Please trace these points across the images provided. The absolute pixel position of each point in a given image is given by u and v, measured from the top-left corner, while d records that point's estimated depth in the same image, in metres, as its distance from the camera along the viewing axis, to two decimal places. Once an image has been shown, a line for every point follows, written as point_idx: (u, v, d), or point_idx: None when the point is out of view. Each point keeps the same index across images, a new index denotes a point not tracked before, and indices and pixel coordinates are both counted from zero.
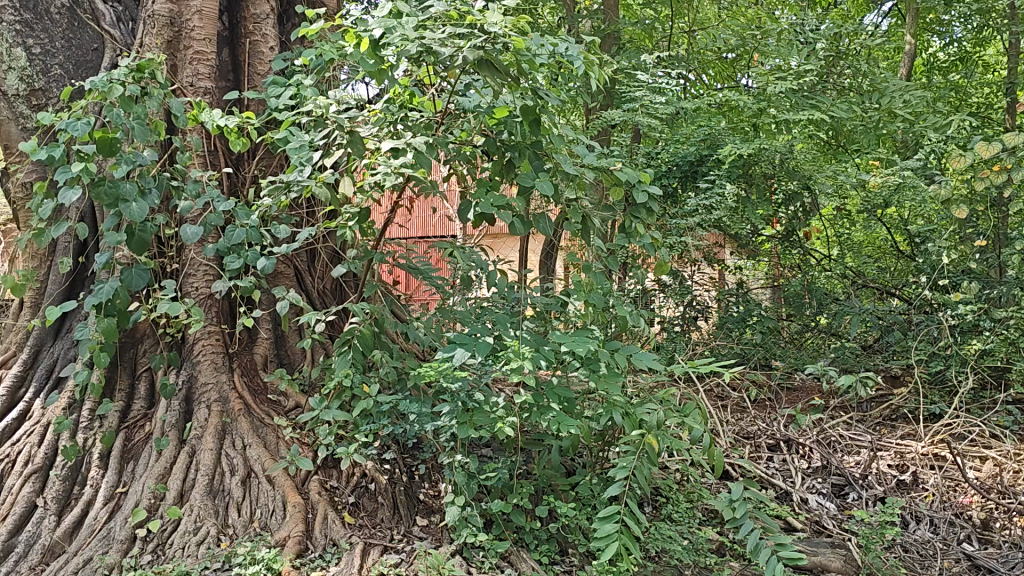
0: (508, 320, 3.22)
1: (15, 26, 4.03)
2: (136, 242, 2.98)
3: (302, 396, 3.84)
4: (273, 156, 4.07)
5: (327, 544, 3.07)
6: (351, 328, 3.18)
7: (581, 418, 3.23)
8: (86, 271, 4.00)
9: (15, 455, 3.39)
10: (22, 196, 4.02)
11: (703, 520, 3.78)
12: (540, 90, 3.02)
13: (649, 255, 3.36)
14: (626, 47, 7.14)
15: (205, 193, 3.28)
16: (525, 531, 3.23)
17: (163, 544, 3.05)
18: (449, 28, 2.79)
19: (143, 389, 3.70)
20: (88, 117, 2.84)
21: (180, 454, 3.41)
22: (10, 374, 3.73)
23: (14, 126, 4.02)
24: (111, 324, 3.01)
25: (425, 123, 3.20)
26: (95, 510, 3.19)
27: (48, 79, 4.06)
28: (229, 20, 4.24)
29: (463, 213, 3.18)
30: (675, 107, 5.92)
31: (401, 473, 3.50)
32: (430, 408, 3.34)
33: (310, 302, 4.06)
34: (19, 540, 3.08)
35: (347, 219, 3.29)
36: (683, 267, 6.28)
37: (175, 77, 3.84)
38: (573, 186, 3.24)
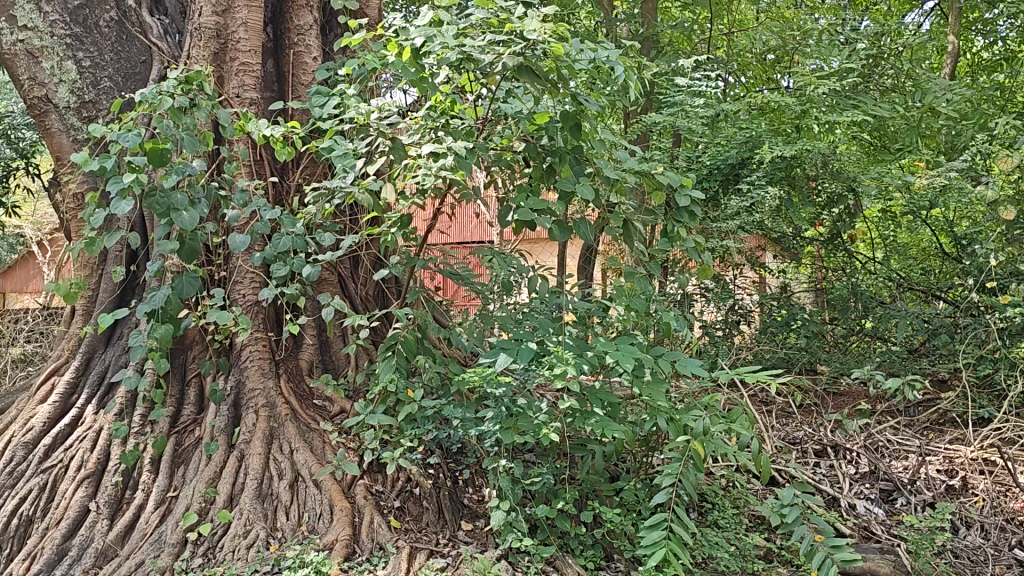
0: (551, 326, 3.23)
1: (65, 40, 4.13)
2: (185, 251, 3.05)
3: (347, 402, 3.88)
4: (317, 164, 4.15)
5: (374, 547, 3.10)
6: (395, 334, 3.23)
7: (626, 422, 3.24)
8: (136, 279, 4.09)
9: (68, 460, 3.48)
10: (73, 206, 4.12)
11: (750, 526, 3.76)
12: (580, 96, 2.98)
13: (692, 259, 3.36)
14: (665, 49, 7.13)
15: (252, 202, 3.33)
16: (570, 536, 3.24)
17: (214, 547, 3.11)
18: (489, 35, 2.83)
19: (192, 395, 3.78)
20: (140, 129, 2.89)
21: (229, 458, 3.47)
22: (63, 381, 3.83)
23: (65, 138, 4.11)
24: (166, 331, 3.08)
25: (466, 130, 3.16)
26: (146, 513, 3.26)
27: (98, 92, 4.16)
28: (273, 32, 4.33)
29: (502, 217, 3.18)
30: (715, 109, 5.89)
31: (445, 478, 3.53)
32: (473, 414, 3.32)
33: (353, 308, 4.11)
34: (72, 544, 3.15)
35: (389, 225, 3.27)
36: (725, 270, 6.25)
37: (222, 88, 3.91)
38: (615, 191, 3.23)
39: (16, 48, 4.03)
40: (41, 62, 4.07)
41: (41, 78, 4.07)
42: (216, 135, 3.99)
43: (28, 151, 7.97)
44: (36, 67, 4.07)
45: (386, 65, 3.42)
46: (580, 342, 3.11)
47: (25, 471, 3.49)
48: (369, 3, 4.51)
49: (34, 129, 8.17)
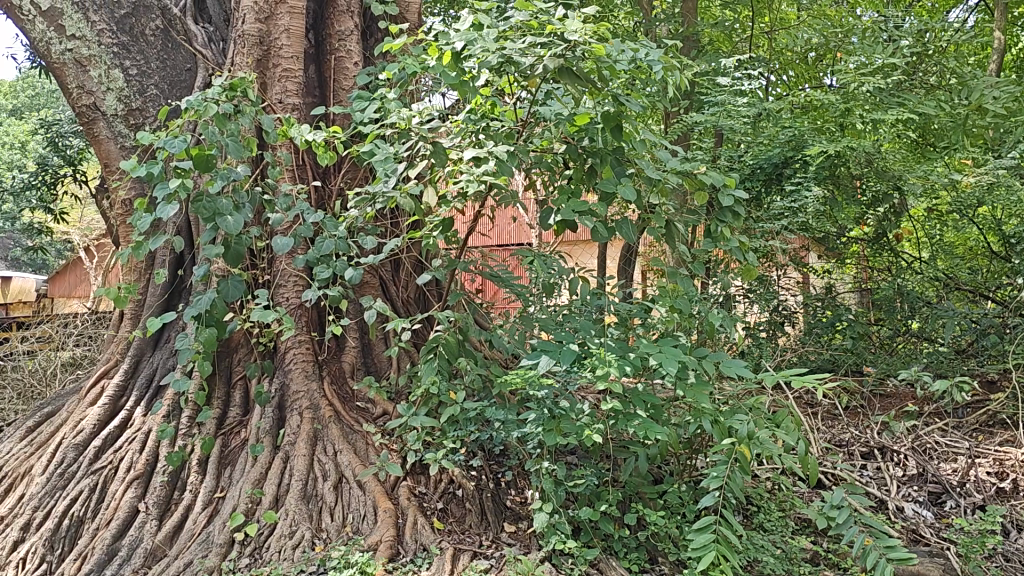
0: (593, 327, 3.23)
1: (113, 48, 4.20)
2: (231, 255, 3.09)
3: (389, 404, 3.90)
4: (358, 168, 4.20)
5: (418, 549, 3.11)
6: (437, 336, 3.24)
7: (669, 424, 3.22)
8: (182, 283, 4.16)
9: (118, 462, 3.55)
10: (122, 212, 4.21)
11: (796, 529, 3.73)
12: (621, 96, 2.98)
13: (735, 260, 3.35)
14: (705, 49, 7.09)
15: (295, 206, 3.38)
16: (614, 539, 3.23)
17: (260, 547, 3.15)
18: (530, 37, 2.83)
19: (238, 397, 3.84)
20: (186, 135, 2.94)
21: (274, 460, 3.51)
22: (113, 383, 3.92)
23: (113, 144, 4.19)
24: (211, 334, 3.11)
25: (507, 132, 3.17)
26: (194, 514, 3.31)
27: (144, 99, 4.24)
28: (315, 38, 4.38)
29: (544, 221, 3.14)
30: (757, 108, 5.84)
31: (487, 479, 3.54)
32: (515, 416, 3.32)
33: (395, 310, 4.14)
34: (122, 544, 3.21)
35: (431, 229, 3.28)
36: (769, 270, 6.19)
37: (265, 94, 3.97)
38: (657, 192, 3.21)
39: (65, 57, 4.11)
40: (89, 70, 4.15)
41: (90, 86, 4.16)
42: (260, 141, 4.05)
43: (76, 158, 8.16)
44: (84, 76, 4.15)
45: (426, 69, 3.44)
46: (622, 343, 3.10)
47: (75, 471, 3.56)
48: (408, 8, 4.55)
49: (82, 137, 8.36)
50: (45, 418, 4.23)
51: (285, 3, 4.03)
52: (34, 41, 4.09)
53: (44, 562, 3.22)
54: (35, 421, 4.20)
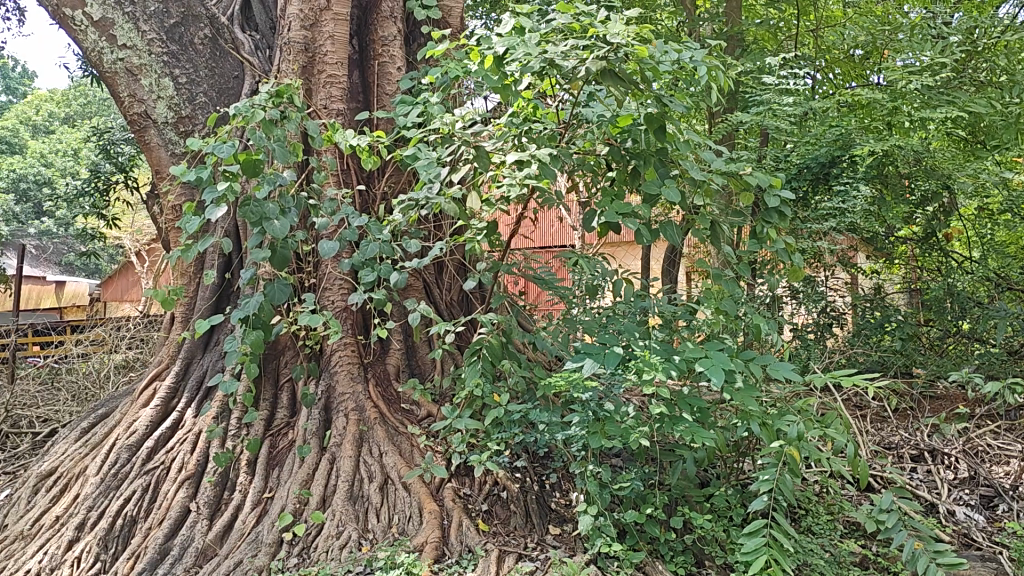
0: (638, 330, 3.22)
1: (163, 57, 4.29)
2: (277, 259, 3.13)
3: (434, 406, 3.92)
4: (402, 173, 4.24)
5: (463, 550, 3.13)
6: (480, 338, 3.23)
7: (716, 427, 3.20)
8: (231, 287, 4.23)
9: (170, 462, 3.63)
10: (172, 217, 4.29)
11: (845, 532, 3.69)
12: (664, 97, 2.97)
13: (782, 261, 3.33)
14: (750, 47, 7.02)
15: (341, 210, 3.41)
16: (660, 542, 3.22)
17: (308, 547, 3.19)
18: (572, 40, 2.84)
19: (285, 399, 3.89)
20: (234, 141, 2.99)
21: (321, 461, 3.55)
22: (165, 385, 4.00)
23: (163, 151, 4.26)
24: (259, 337, 3.15)
25: (549, 135, 3.17)
26: (244, 514, 3.37)
27: (194, 107, 4.31)
28: (358, 44, 4.43)
29: (587, 222, 3.12)
30: (804, 108, 5.70)
31: (532, 481, 3.54)
32: (559, 418, 3.31)
33: (439, 313, 4.16)
34: (174, 543, 3.28)
35: (475, 232, 3.29)
36: (817, 271, 6.10)
37: (310, 100, 4.01)
38: (701, 193, 3.18)
39: (117, 66, 4.22)
40: (140, 79, 4.24)
41: (141, 94, 4.24)
42: (306, 146, 4.11)
43: (127, 165, 8.32)
44: (135, 84, 4.24)
45: (469, 72, 3.45)
46: (667, 346, 3.09)
47: (129, 472, 3.65)
48: (451, 12, 4.56)
49: (133, 143, 8.54)
50: (99, 420, 4.34)
51: (329, 10, 4.08)
52: (88, 52, 4.22)
53: (98, 560, 3.30)
54: (89, 423, 4.31)
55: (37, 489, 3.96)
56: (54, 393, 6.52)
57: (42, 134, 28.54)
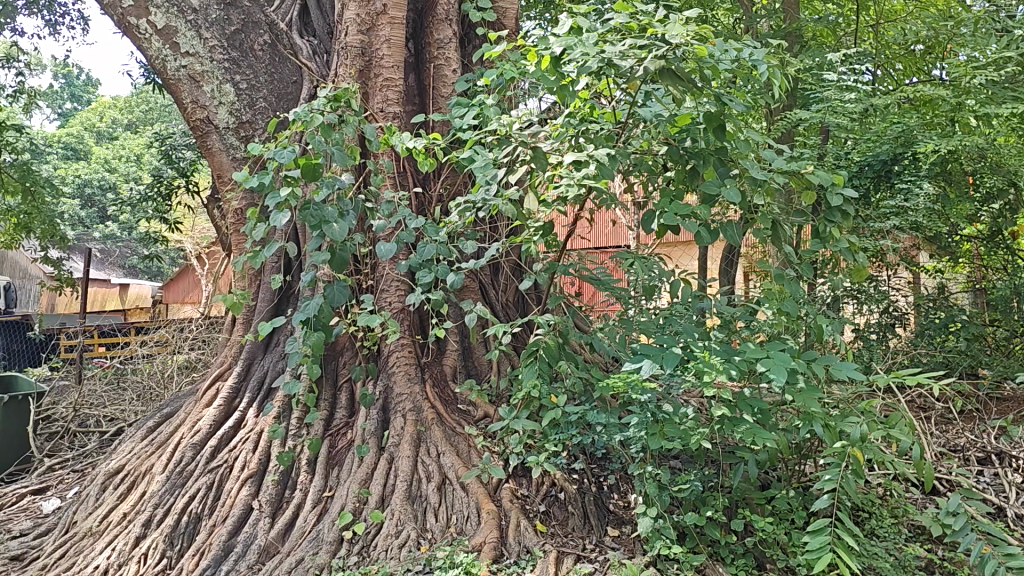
0: (697, 331, 3.19)
1: (224, 64, 4.37)
2: (337, 261, 3.16)
3: (490, 406, 3.92)
4: (458, 174, 4.26)
5: (521, 550, 3.12)
6: (537, 339, 3.23)
7: (777, 429, 3.16)
8: (291, 289, 4.31)
9: (233, 461, 3.71)
10: (234, 220, 4.36)
11: (910, 536, 3.61)
12: (723, 96, 2.96)
13: (845, 260, 3.28)
14: (809, 44, 6.91)
15: (398, 212, 3.43)
16: (721, 544, 3.19)
17: (368, 546, 3.22)
18: (630, 40, 2.83)
19: (344, 399, 3.94)
20: (294, 146, 3.04)
21: (379, 461, 3.59)
22: (227, 385, 4.09)
23: (225, 156, 4.34)
24: (319, 338, 3.19)
25: (606, 135, 3.17)
26: (305, 512, 3.42)
27: (254, 112, 4.38)
28: (414, 46, 4.49)
29: (645, 223, 3.10)
30: (865, 104, 5.63)
31: (590, 483, 3.52)
32: (618, 419, 3.29)
33: (495, 314, 4.16)
34: (238, 540, 3.35)
35: (532, 233, 3.29)
36: (879, 270, 5.98)
37: (367, 103, 4.03)
38: (762, 193, 3.14)
39: (180, 73, 4.31)
40: (203, 86, 4.32)
41: (204, 100, 4.33)
42: (363, 148, 4.16)
43: (188, 169, 8.52)
44: (198, 90, 4.32)
45: (525, 73, 3.46)
46: (727, 347, 3.06)
47: (194, 470, 3.74)
48: (506, 13, 4.56)
49: (194, 149, 8.75)
50: (164, 419, 4.44)
51: (385, 14, 4.12)
52: (152, 59, 4.32)
53: (165, 557, 3.39)
54: (155, 422, 4.43)
55: (105, 486, 4.07)
56: (121, 393, 6.74)
57: (105, 140, 29.33)
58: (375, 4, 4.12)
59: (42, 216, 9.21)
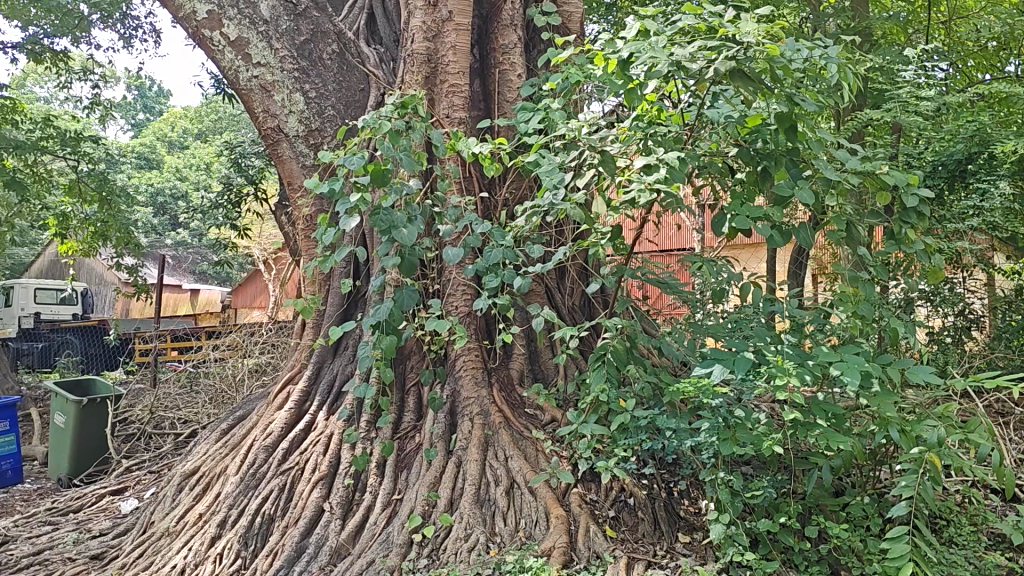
0: (768, 334, 3.15)
1: (294, 74, 4.46)
2: (406, 266, 3.20)
3: (558, 411, 3.90)
4: (523, 179, 4.27)
5: (591, 556, 3.11)
6: (605, 343, 3.21)
7: (852, 434, 3.10)
8: (359, 294, 4.36)
9: (304, 463, 3.78)
10: (303, 226, 4.44)
11: (991, 544, 3.50)
12: (795, 96, 2.91)
13: (921, 262, 3.21)
14: (879, 42, 6.78)
15: (464, 217, 3.45)
16: (794, 551, 3.15)
17: (437, 549, 3.24)
18: (699, 41, 2.81)
19: (412, 402, 3.97)
20: (364, 152, 3.08)
21: (448, 464, 3.60)
22: (298, 389, 4.17)
23: (295, 164, 4.42)
24: (389, 342, 3.22)
25: (674, 138, 3.14)
26: (375, 515, 3.46)
27: (323, 120, 4.45)
28: (480, 52, 4.52)
29: (716, 226, 3.08)
30: (938, 103, 5.51)
31: (659, 488, 3.48)
32: (687, 424, 3.27)
33: (561, 318, 4.15)
34: (310, 541, 3.41)
35: (600, 237, 3.28)
36: (954, 271, 5.81)
37: (433, 109, 4.07)
38: (834, 194, 3.09)
39: (252, 83, 4.41)
40: (273, 95, 4.42)
41: (274, 110, 4.42)
42: (430, 155, 4.19)
43: (257, 177, 8.70)
44: (269, 100, 4.42)
45: (591, 76, 3.45)
46: (800, 351, 3.02)
47: (266, 472, 3.82)
48: (571, 17, 4.56)
49: (262, 157, 8.94)
50: (237, 421, 4.54)
51: (451, 21, 4.15)
52: (225, 70, 4.44)
53: (239, 557, 3.47)
54: (228, 424, 4.52)
55: (182, 487, 4.18)
56: (195, 396, 6.91)
57: (177, 150, 30.16)
58: (441, 11, 4.15)
59: (118, 225, 9.52)
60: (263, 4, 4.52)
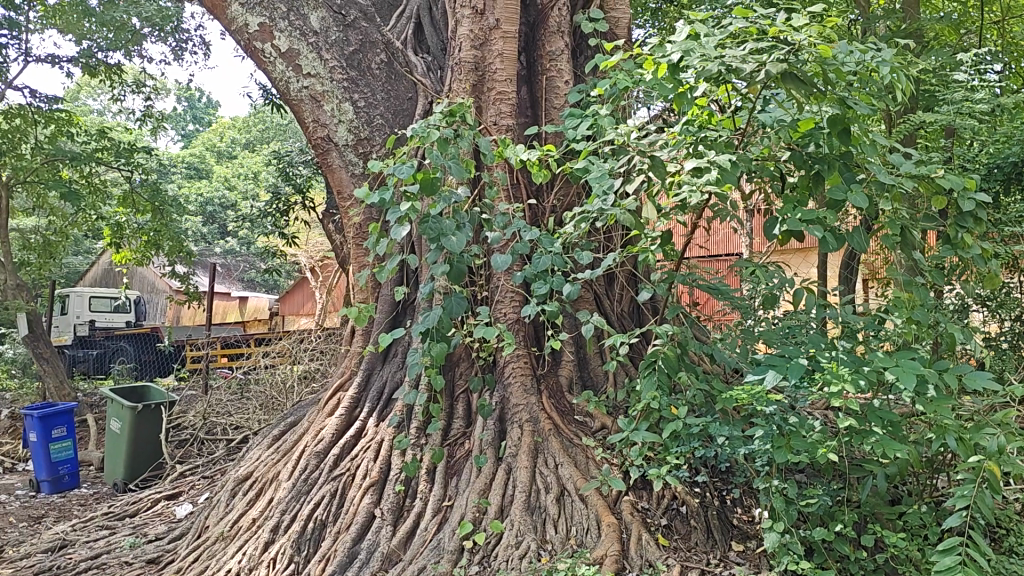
0: (822, 340, 3.11)
1: (343, 83, 4.50)
2: (455, 273, 3.21)
3: (608, 418, 3.89)
4: (572, 186, 4.26)
5: (643, 564, 3.09)
6: (656, 350, 3.18)
7: (909, 442, 3.04)
8: (408, 301, 4.39)
9: (356, 469, 3.81)
10: (353, 234, 4.48)
11: None
12: (848, 98, 2.87)
13: (978, 267, 3.15)
14: (930, 43, 6.69)
15: (513, 224, 3.46)
16: (850, 561, 3.10)
17: (489, 556, 3.24)
18: (750, 44, 2.78)
19: (461, 409, 3.98)
20: (413, 161, 3.09)
21: (498, 470, 3.60)
22: (348, 396, 4.21)
23: (345, 173, 4.47)
24: (439, 348, 3.24)
25: (725, 142, 3.11)
26: (425, 521, 3.47)
27: (372, 129, 4.48)
28: (527, 60, 4.54)
29: (769, 230, 3.05)
30: (993, 104, 5.42)
31: (712, 496, 3.45)
32: (740, 431, 3.24)
33: (610, 325, 4.14)
34: (362, 547, 3.43)
35: (650, 243, 3.25)
36: (1012, 276, 5.68)
37: (481, 117, 4.08)
38: (889, 198, 3.05)
39: (302, 93, 4.49)
40: (323, 105, 4.48)
41: (324, 119, 4.48)
42: (478, 162, 4.21)
43: (305, 186, 8.82)
44: (319, 110, 4.48)
45: (639, 81, 3.43)
46: (855, 357, 2.97)
47: (318, 478, 3.86)
48: (618, 23, 4.56)
49: (310, 166, 9.05)
50: (289, 427, 4.59)
51: (498, 29, 4.17)
52: (276, 81, 4.53)
53: (292, 562, 3.51)
54: (279, 430, 4.57)
55: (235, 492, 4.23)
56: (246, 403, 7.02)
57: (225, 160, 30.67)
58: (488, 19, 4.17)
59: (169, 233, 9.71)
60: (314, 15, 4.57)
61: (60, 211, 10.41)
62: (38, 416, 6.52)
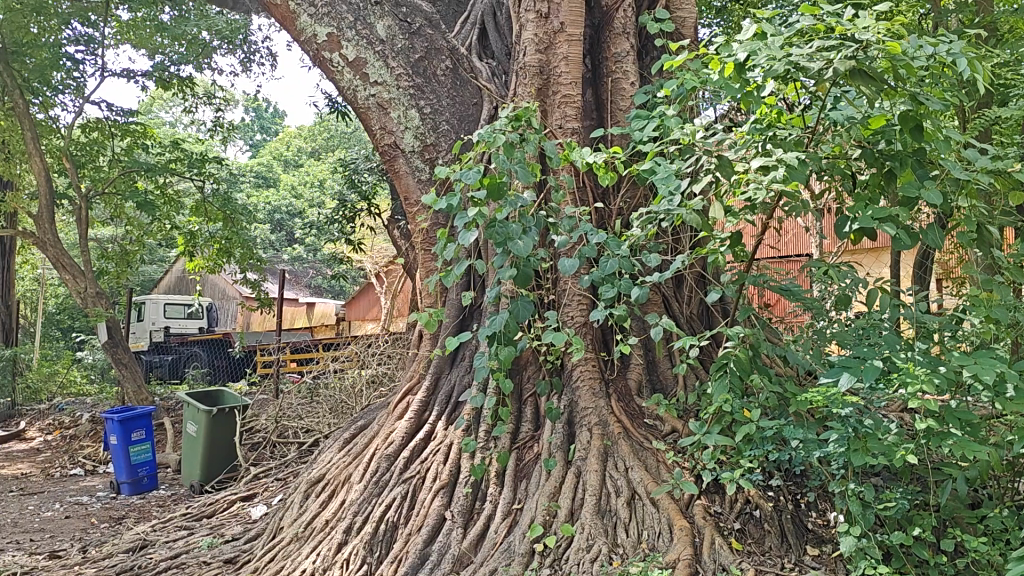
0: (898, 341, 3.04)
1: (409, 90, 4.55)
2: (522, 277, 3.23)
3: (678, 421, 3.85)
4: (638, 188, 4.24)
5: (717, 568, 3.06)
6: (727, 352, 3.13)
7: (990, 444, 2.95)
8: (475, 305, 4.42)
9: (426, 472, 3.85)
10: (420, 240, 4.53)
11: None
12: (920, 94, 2.81)
13: None
14: (1006, 36, 6.50)
15: (580, 227, 3.46)
16: (931, 566, 3.02)
17: (559, 559, 3.24)
18: (818, 41, 2.73)
19: (529, 412, 3.99)
20: (479, 166, 3.12)
21: (567, 474, 3.60)
22: (417, 399, 4.25)
23: (411, 179, 4.52)
24: (507, 352, 3.25)
25: (795, 141, 3.07)
26: (496, 524, 3.48)
27: (438, 134, 4.53)
28: (592, 62, 4.54)
29: (842, 229, 3.00)
30: None
31: (786, 500, 3.39)
32: (815, 435, 3.18)
33: (679, 327, 4.10)
34: (433, 549, 3.47)
35: (719, 244, 3.21)
36: None
37: (547, 120, 4.10)
38: (966, 195, 2.97)
39: (370, 102, 4.57)
40: (390, 112, 4.54)
41: (391, 126, 4.55)
42: (544, 165, 4.23)
43: (370, 192, 8.94)
44: (386, 117, 4.55)
45: (706, 81, 3.39)
46: (933, 358, 2.90)
47: (390, 480, 3.91)
48: (684, 23, 4.51)
49: (375, 172, 9.17)
50: (359, 430, 4.66)
51: (563, 32, 4.17)
52: (344, 90, 4.61)
53: (365, 563, 3.56)
54: (350, 434, 4.64)
55: (308, 494, 4.31)
56: (316, 407, 7.15)
57: (291, 168, 31.29)
58: (552, 23, 4.18)
59: (239, 241, 9.96)
60: (379, 25, 4.63)
61: (136, 221, 10.74)
62: (118, 419, 6.67)
